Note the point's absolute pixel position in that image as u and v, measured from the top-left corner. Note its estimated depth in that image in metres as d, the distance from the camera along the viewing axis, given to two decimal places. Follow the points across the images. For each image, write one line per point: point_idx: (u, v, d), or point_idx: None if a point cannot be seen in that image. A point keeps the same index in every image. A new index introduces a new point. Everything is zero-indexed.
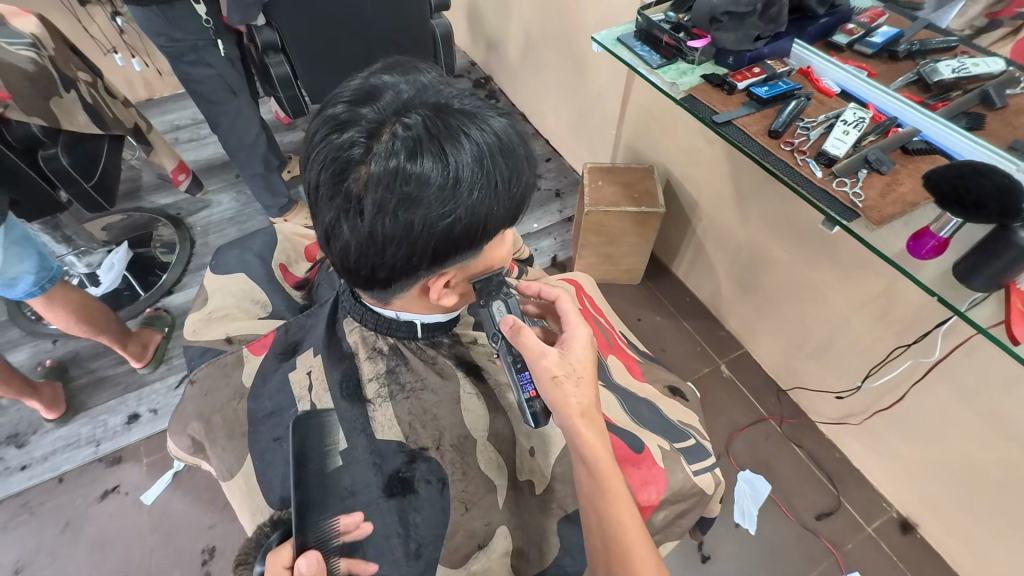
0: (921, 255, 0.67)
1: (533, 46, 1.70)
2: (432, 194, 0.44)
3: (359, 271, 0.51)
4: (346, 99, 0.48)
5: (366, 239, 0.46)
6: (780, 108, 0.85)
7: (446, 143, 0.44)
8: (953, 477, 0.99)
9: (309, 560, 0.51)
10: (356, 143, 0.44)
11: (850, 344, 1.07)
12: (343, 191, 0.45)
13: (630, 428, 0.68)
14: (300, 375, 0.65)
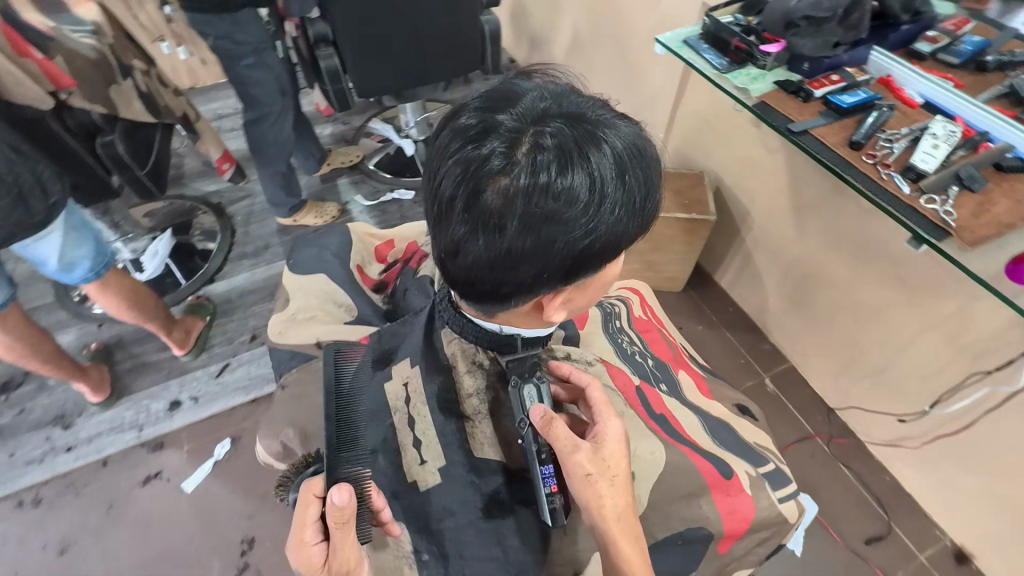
0: (1023, 280, 0.63)
1: (581, 46, 1.67)
2: (576, 209, 0.42)
3: (481, 284, 0.49)
4: (474, 104, 0.46)
5: (500, 253, 0.44)
6: (859, 119, 0.81)
7: (592, 154, 0.42)
8: (1019, 511, 0.94)
9: (342, 488, 0.46)
10: (496, 152, 0.42)
11: (910, 365, 1.03)
12: (478, 203, 0.43)
13: (716, 452, 0.66)
14: (397, 386, 0.65)
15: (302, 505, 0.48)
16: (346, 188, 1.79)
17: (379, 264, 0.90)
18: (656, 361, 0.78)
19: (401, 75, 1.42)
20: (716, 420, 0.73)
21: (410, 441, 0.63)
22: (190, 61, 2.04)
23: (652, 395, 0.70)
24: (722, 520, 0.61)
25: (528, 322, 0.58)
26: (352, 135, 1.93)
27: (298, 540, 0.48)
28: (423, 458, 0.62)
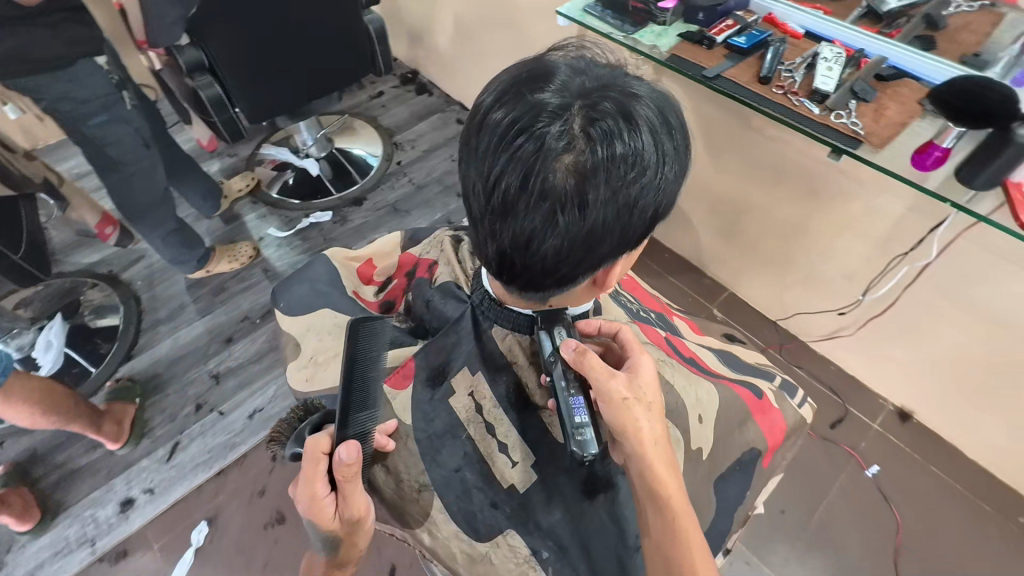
0: (926, 167, 0.73)
1: (467, 31, 1.66)
2: (647, 172, 0.41)
3: (552, 274, 0.46)
4: (502, 92, 0.42)
5: (580, 238, 0.42)
6: (761, 56, 0.88)
7: (647, 113, 0.40)
8: (944, 364, 1.10)
9: (350, 446, 0.47)
10: (557, 135, 0.39)
11: (835, 265, 1.17)
12: (550, 193, 0.40)
13: (741, 379, 0.72)
14: (463, 398, 0.58)
15: (310, 460, 0.47)
16: (255, 223, 1.65)
17: (370, 286, 0.82)
18: (657, 314, 0.79)
19: (291, 92, 1.32)
20: (718, 352, 0.78)
21: (496, 448, 0.56)
22: (24, 120, 1.76)
23: (678, 343, 0.73)
24: (763, 438, 0.67)
25: (582, 296, 0.56)
26: (244, 166, 1.77)
27: (309, 491, 0.48)
28: (515, 458, 0.56)
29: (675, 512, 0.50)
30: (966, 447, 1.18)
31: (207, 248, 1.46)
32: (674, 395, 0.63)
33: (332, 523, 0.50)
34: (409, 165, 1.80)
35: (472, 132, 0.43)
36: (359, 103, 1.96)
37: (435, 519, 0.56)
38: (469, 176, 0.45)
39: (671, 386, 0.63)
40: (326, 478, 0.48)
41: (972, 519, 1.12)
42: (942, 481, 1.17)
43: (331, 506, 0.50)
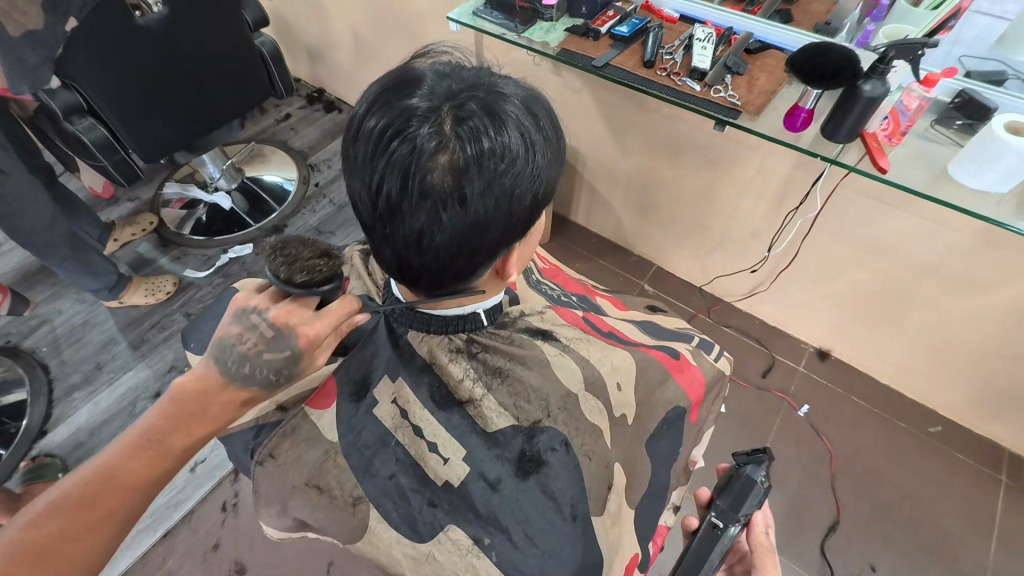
0: (797, 128, 0.81)
1: (365, 44, 1.64)
2: (519, 161, 0.43)
3: (450, 268, 0.48)
4: (375, 101, 0.43)
5: (467, 231, 0.44)
6: (642, 42, 0.94)
7: (514, 108, 0.42)
8: (847, 302, 1.22)
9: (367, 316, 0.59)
10: (427, 137, 0.40)
11: (742, 227, 1.26)
12: (428, 192, 0.41)
13: (661, 344, 0.77)
14: (387, 406, 0.59)
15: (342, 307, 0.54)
16: (169, 266, 1.55)
17: None
18: (578, 297, 0.82)
19: (183, 125, 1.25)
20: (642, 322, 0.83)
21: (427, 448, 0.57)
22: None
23: (596, 319, 0.77)
24: (689, 394, 0.72)
25: (492, 287, 0.58)
26: (148, 208, 1.67)
27: (323, 332, 0.53)
28: (448, 455, 0.57)
29: None
30: (877, 372, 1.31)
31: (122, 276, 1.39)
32: (595, 369, 0.66)
33: (100, 496, 0.46)
34: (327, 185, 1.76)
35: (350, 141, 0.44)
36: (265, 129, 1.89)
37: (376, 528, 0.54)
38: (354, 185, 0.46)
39: (592, 363, 0.66)
40: (174, 418, 0.50)
41: (891, 435, 1.25)
42: (863, 408, 1.29)
43: (128, 461, 0.47)
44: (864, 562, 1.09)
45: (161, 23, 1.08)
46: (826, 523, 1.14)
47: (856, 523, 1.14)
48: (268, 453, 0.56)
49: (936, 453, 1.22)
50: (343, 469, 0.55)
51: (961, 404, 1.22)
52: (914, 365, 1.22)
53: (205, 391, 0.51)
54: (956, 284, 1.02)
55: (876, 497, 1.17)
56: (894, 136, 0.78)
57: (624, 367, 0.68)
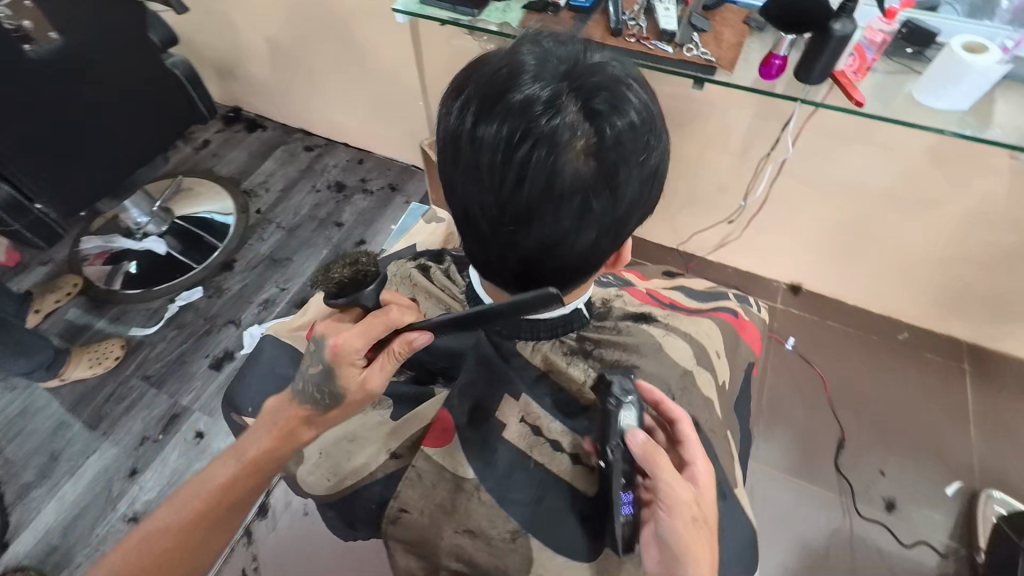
0: (773, 76, 0.83)
1: (284, 52, 1.52)
2: (650, 138, 0.42)
3: (583, 262, 0.47)
4: (487, 105, 0.40)
5: (610, 220, 0.43)
6: (602, 11, 0.92)
7: (630, 82, 0.41)
8: (815, 236, 1.29)
9: (428, 334, 0.55)
10: (567, 129, 0.38)
11: (710, 183, 1.29)
12: (575, 188, 0.40)
13: (711, 306, 0.79)
14: (517, 429, 0.58)
15: (378, 323, 0.53)
16: (110, 328, 1.38)
17: None
18: (616, 276, 0.81)
19: (101, 168, 1.10)
20: (672, 289, 0.83)
21: (568, 462, 0.57)
22: None
23: (650, 293, 0.78)
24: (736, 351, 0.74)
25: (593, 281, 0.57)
26: (66, 268, 1.47)
27: (353, 346, 0.53)
28: (592, 464, 0.57)
29: None
30: (846, 296, 1.41)
31: (58, 351, 1.23)
32: (695, 344, 0.69)
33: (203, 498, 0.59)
34: (270, 210, 1.63)
35: (463, 154, 0.42)
36: (185, 161, 1.72)
37: (539, 557, 0.55)
38: (473, 195, 0.43)
39: (692, 338, 0.69)
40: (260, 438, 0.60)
41: (871, 351, 1.35)
42: (841, 331, 1.38)
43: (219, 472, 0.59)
44: (874, 469, 1.18)
45: (57, 55, 0.93)
46: (834, 443, 1.22)
47: (859, 437, 1.22)
48: (401, 507, 0.58)
49: (910, 359, 1.33)
50: (487, 508, 0.55)
51: (924, 310, 1.33)
52: (880, 283, 1.32)
53: (279, 410, 0.60)
54: (913, 202, 1.11)
55: (870, 410, 1.26)
56: (861, 71, 0.82)
57: (695, 335, 0.70)
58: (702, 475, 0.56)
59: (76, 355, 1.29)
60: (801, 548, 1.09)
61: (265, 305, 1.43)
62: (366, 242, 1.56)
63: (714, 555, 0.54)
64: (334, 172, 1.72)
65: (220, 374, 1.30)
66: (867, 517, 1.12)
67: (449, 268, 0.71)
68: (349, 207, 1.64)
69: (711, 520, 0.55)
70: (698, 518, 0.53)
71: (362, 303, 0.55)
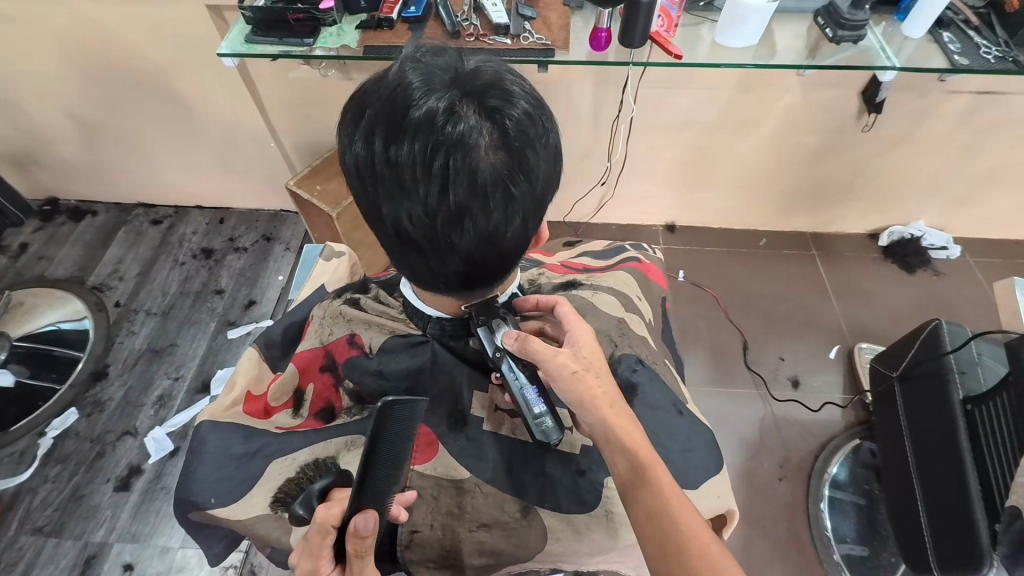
0: (602, 47, 0.92)
1: (94, 124, 1.34)
2: (546, 121, 0.46)
3: (520, 247, 0.51)
4: (393, 128, 0.43)
5: (533, 203, 0.46)
6: (435, 16, 0.94)
7: (512, 75, 0.45)
8: (675, 176, 1.44)
9: (367, 515, 0.44)
10: (472, 131, 0.42)
11: (575, 154, 1.39)
12: (495, 181, 0.43)
13: (614, 263, 0.85)
14: (491, 418, 0.62)
15: (315, 532, 0.45)
16: None
17: (275, 415, 0.67)
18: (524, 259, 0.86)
19: None
20: (578, 255, 0.90)
21: None
22: None
23: (556, 266, 0.83)
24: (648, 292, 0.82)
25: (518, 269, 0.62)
26: None
27: (310, 569, 0.46)
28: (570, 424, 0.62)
29: (643, 463, 0.51)
30: (712, 221, 1.60)
31: None
32: (619, 292, 0.77)
33: None
34: (132, 300, 1.45)
35: (384, 177, 0.44)
36: (5, 274, 1.47)
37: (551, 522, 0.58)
38: (402, 212, 0.46)
39: (614, 288, 0.77)
40: None
41: (745, 261, 1.55)
42: (718, 252, 1.57)
43: None
44: (776, 358, 1.37)
45: None
46: (740, 346, 1.39)
47: (756, 335, 1.41)
48: (411, 528, 0.56)
49: (773, 258, 1.56)
50: (493, 497, 0.58)
51: (772, 215, 1.56)
52: (734, 203, 1.53)
53: None
54: (741, 127, 1.29)
55: (758, 309, 1.46)
56: (671, 29, 0.94)
57: (603, 292, 0.76)
58: (577, 335, 0.57)
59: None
60: (742, 444, 1.24)
61: (161, 402, 1.28)
62: (258, 300, 1.45)
63: (629, 414, 0.54)
64: (194, 239, 1.57)
65: (131, 494, 1.15)
66: (781, 399, 1.30)
67: (379, 294, 0.70)
68: (225, 270, 1.51)
69: (605, 374, 0.55)
70: (583, 373, 0.54)
71: (297, 514, 0.48)
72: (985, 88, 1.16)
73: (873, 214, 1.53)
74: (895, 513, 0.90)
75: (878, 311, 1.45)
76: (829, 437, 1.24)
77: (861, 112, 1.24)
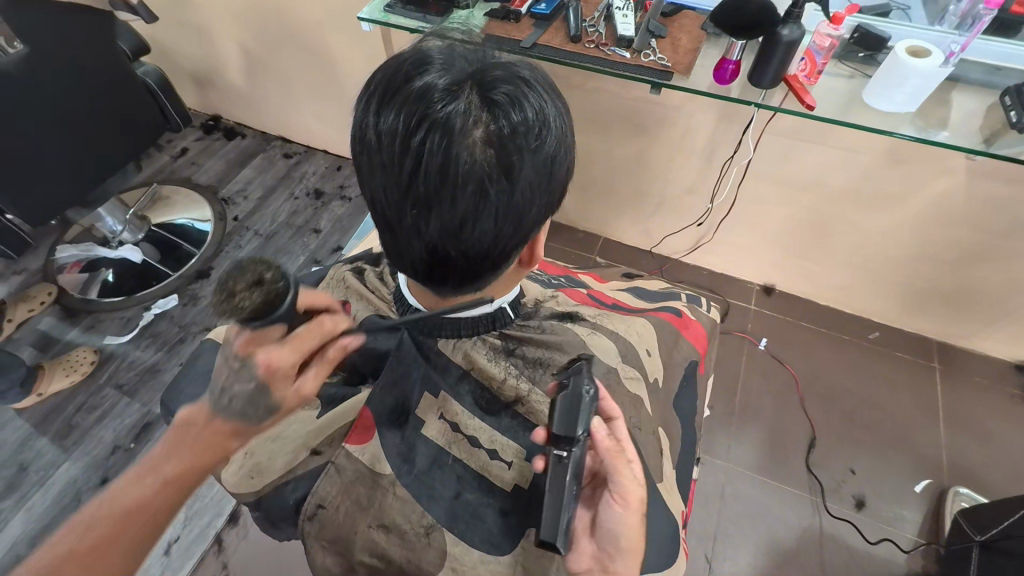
0: (727, 80, 0.85)
1: (259, 61, 1.52)
2: (545, 131, 0.44)
3: (489, 254, 0.49)
4: (391, 95, 0.43)
5: (507, 208, 0.44)
6: (563, 18, 0.93)
7: (529, 80, 0.45)
8: (784, 237, 1.30)
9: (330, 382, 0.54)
10: (460, 116, 0.41)
11: (680, 187, 1.31)
12: (468, 171, 0.42)
13: (656, 306, 0.84)
14: (434, 423, 0.61)
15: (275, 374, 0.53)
16: (84, 338, 1.37)
17: None
18: (564, 278, 0.86)
19: (69, 178, 1.09)
20: (626, 289, 0.89)
21: (489, 456, 0.60)
22: None
23: (595, 291, 0.84)
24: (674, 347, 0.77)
25: (506, 285, 0.61)
26: (40, 279, 1.47)
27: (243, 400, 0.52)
28: (509, 460, 0.60)
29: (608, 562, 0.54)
30: (815, 297, 1.43)
31: (31, 367, 1.24)
32: (623, 342, 0.72)
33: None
34: (247, 218, 1.63)
35: (369, 141, 0.45)
36: (162, 169, 1.73)
37: (455, 552, 0.55)
38: (377, 183, 0.46)
39: (619, 336, 0.72)
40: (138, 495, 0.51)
41: (842, 349, 1.36)
42: (814, 330, 1.40)
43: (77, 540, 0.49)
44: (844, 467, 1.19)
45: (21, 63, 0.91)
46: (805, 441, 1.22)
47: (829, 435, 1.23)
48: (318, 503, 0.56)
49: (878, 356, 1.35)
50: (403, 503, 0.56)
51: (892, 308, 1.35)
52: (845, 283, 1.35)
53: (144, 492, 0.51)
54: (875, 201, 1.13)
55: (840, 407, 1.27)
56: (812, 75, 0.84)
57: (620, 328, 0.74)
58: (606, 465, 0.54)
59: (47, 367, 1.28)
60: (771, 546, 1.10)
61: None
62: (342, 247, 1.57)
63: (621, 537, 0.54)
64: (312, 179, 1.73)
65: None
66: (836, 515, 1.13)
67: (383, 271, 0.73)
68: (327, 214, 1.65)
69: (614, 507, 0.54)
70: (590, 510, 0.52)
71: None
72: None
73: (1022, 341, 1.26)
74: None
75: (995, 457, 1.20)
76: None
77: None
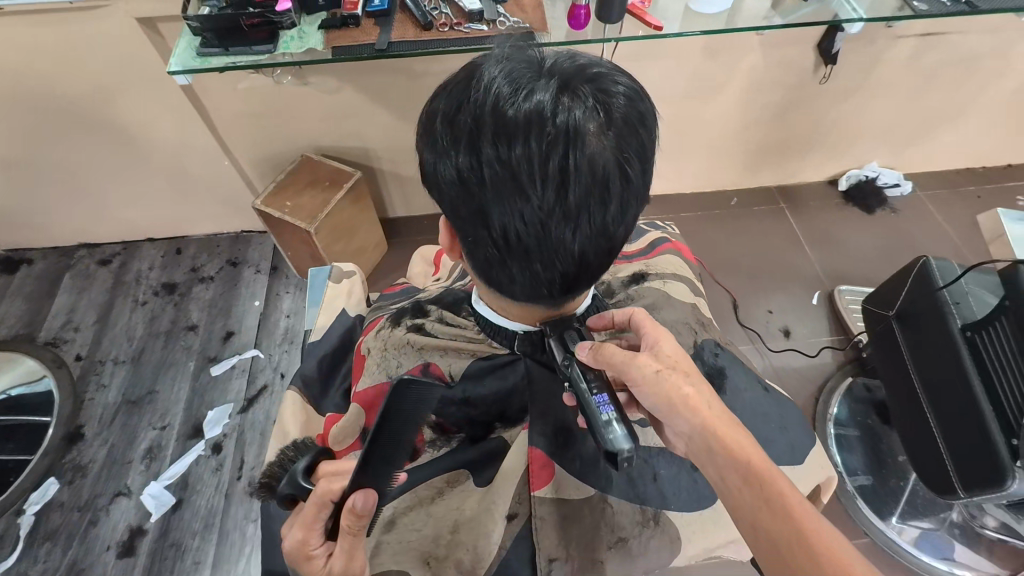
0: (581, 24, 0.89)
1: (20, 162, 1.20)
2: (641, 102, 0.50)
3: (624, 233, 0.55)
4: (504, 129, 0.47)
5: (640, 186, 0.51)
6: (403, 8, 0.89)
7: (603, 65, 0.50)
8: None
9: (364, 495, 0.49)
10: (581, 119, 0.46)
11: None
12: (606, 164, 0.47)
13: (652, 239, 0.93)
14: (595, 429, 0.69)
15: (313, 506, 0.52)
16: None
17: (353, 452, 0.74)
18: None
19: None
20: None
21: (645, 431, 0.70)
22: None
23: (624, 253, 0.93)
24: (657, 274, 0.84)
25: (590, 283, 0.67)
26: None
27: (298, 541, 0.53)
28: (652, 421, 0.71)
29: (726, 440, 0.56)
30: (683, 189, 1.63)
31: None
32: (685, 279, 0.86)
33: None
34: (95, 349, 1.33)
35: (498, 178, 0.48)
36: None
37: None
38: (516, 213, 0.50)
39: (681, 276, 0.86)
40: None
41: (721, 222, 1.59)
42: (693, 217, 1.60)
43: None
44: (766, 312, 1.42)
45: None
46: (730, 307, 1.43)
47: (744, 294, 1.45)
48: (549, 556, 0.65)
49: (746, 216, 1.60)
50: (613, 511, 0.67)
51: (741, 175, 1.60)
52: (702, 169, 1.56)
53: None
54: (706, 92, 1.31)
55: (741, 267, 1.50)
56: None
57: (676, 271, 0.86)
58: (653, 341, 0.61)
59: None
60: None
61: (151, 455, 1.19)
62: (236, 331, 1.36)
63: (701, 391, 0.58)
64: (152, 275, 1.45)
65: (138, 558, 1.07)
66: (777, 350, 1.36)
67: (444, 316, 0.75)
68: (195, 304, 1.41)
69: (691, 373, 0.59)
70: (665, 373, 0.58)
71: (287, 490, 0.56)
72: (929, 31, 1.23)
73: (832, 162, 1.59)
74: (908, 445, 0.94)
75: (850, 255, 1.52)
76: (825, 379, 1.31)
77: (818, 65, 1.28)
